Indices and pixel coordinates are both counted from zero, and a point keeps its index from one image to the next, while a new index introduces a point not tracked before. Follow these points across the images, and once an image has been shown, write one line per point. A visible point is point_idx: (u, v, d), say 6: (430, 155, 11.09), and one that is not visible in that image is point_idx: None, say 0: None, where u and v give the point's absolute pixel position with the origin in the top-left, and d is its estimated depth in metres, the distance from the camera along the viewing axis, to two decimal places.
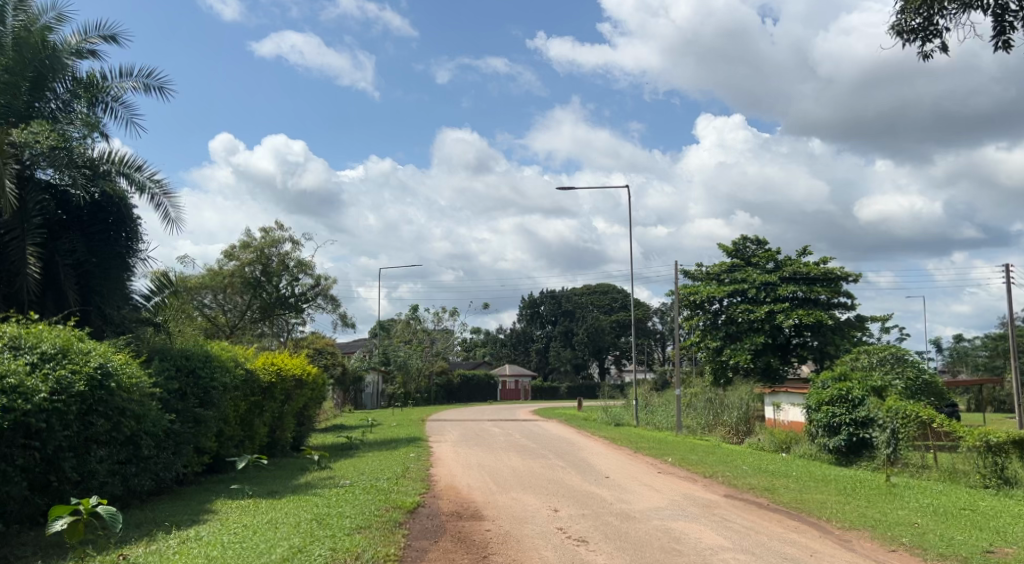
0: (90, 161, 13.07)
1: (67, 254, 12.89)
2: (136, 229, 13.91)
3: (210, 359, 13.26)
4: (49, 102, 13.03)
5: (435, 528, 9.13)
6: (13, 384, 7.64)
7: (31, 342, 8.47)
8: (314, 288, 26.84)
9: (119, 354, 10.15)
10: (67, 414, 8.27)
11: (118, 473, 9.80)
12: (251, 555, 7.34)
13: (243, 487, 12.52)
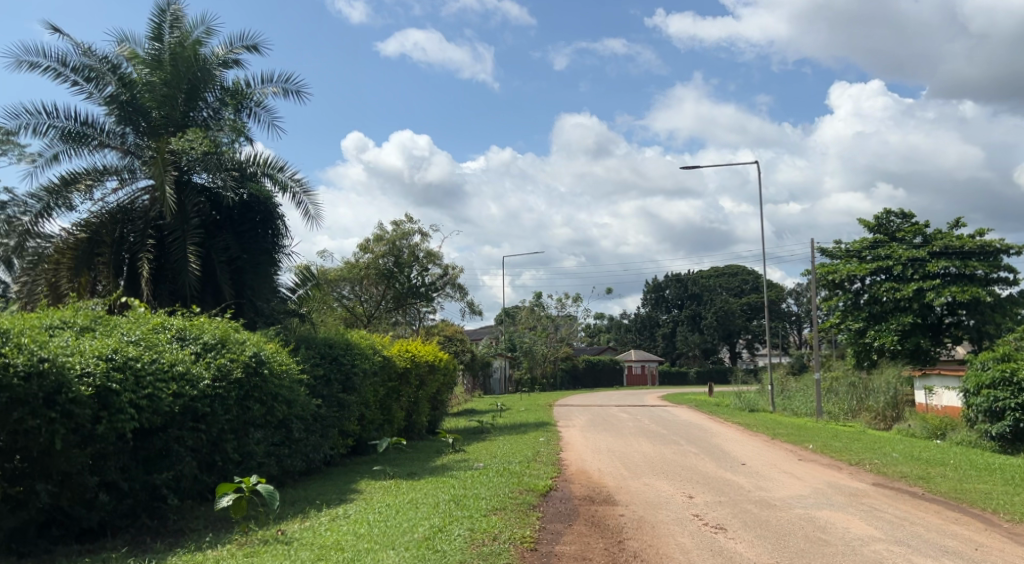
0: (238, 164, 14.06)
1: (222, 252, 13.89)
2: (281, 226, 14.83)
3: (351, 347, 13.97)
4: (202, 111, 14.07)
5: (568, 511, 9.23)
6: (182, 371, 8.33)
7: (194, 333, 9.20)
8: (442, 277, 27.61)
9: (271, 344, 10.87)
10: (227, 399, 8.96)
11: (273, 454, 10.53)
12: (395, 533, 7.68)
13: (385, 468, 13.11)
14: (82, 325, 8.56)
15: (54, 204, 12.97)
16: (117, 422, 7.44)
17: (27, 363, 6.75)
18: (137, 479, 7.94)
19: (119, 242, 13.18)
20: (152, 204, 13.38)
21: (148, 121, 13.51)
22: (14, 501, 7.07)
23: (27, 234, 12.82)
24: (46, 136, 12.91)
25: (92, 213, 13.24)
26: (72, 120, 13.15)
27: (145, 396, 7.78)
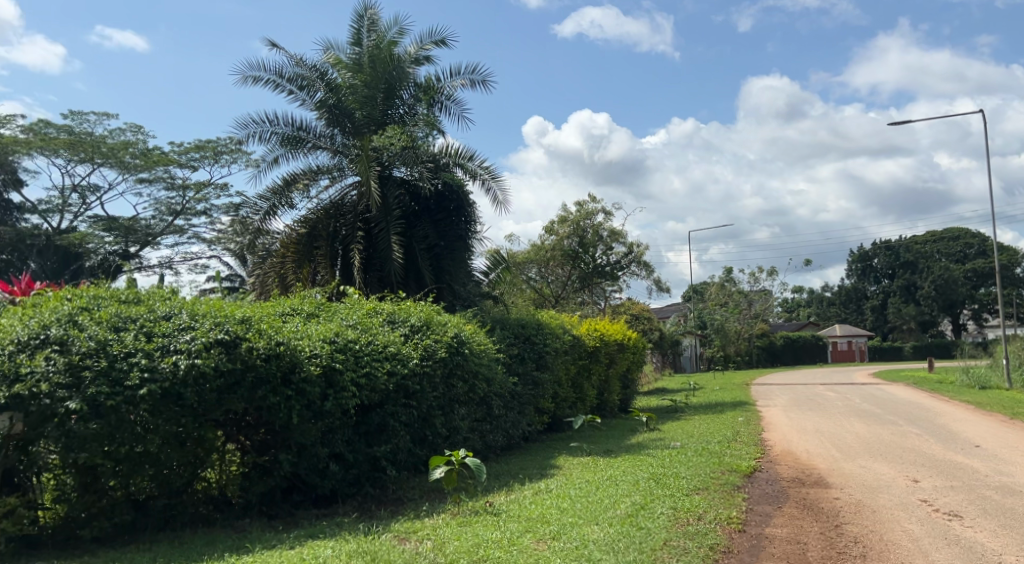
0: (432, 156, 14.77)
1: (421, 240, 14.68)
2: (473, 212, 15.41)
3: (542, 327, 14.27)
4: (398, 108, 14.87)
5: (776, 493, 8.87)
6: (393, 352, 8.93)
7: (402, 316, 9.83)
8: (628, 256, 27.35)
9: (469, 325, 11.39)
10: (434, 376, 9.49)
11: (476, 429, 11.04)
12: (598, 509, 7.77)
13: (582, 445, 13.30)
14: (308, 312, 9.44)
15: (278, 203, 14.35)
16: (342, 399, 8.12)
17: (267, 346, 7.53)
18: (360, 451, 8.63)
19: (333, 235, 14.31)
20: (359, 199, 14.42)
21: (352, 122, 14.55)
22: (261, 468, 7.95)
23: (258, 232, 14.32)
24: (269, 142, 14.30)
25: (309, 209, 14.50)
26: (290, 126, 14.43)
27: (364, 374, 8.41)
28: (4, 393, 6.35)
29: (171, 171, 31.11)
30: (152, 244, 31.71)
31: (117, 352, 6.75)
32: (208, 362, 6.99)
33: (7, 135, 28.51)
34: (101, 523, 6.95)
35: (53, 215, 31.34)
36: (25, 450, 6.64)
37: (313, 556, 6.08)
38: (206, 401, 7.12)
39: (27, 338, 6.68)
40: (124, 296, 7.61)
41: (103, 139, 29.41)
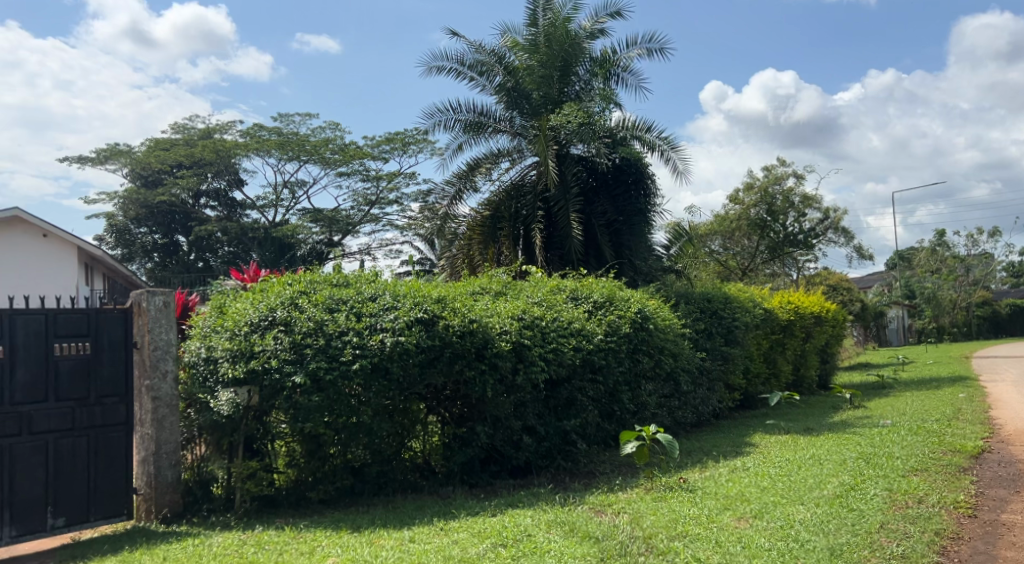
0: (610, 130, 14.64)
1: (601, 216, 14.69)
2: (653, 185, 15.11)
3: (730, 301, 13.77)
4: (574, 85, 14.88)
5: (1011, 477, 7.99)
6: (577, 328, 8.99)
7: (585, 293, 9.85)
8: (823, 222, 25.67)
9: (653, 300, 11.24)
10: (620, 351, 9.46)
11: (664, 406, 10.90)
12: (803, 488, 7.41)
13: (779, 422, 12.71)
14: (495, 290, 9.72)
15: (464, 188, 14.88)
16: (532, 373, 8.32)
17: (461, 324, 7.88)
18: (552, 424, 8.79)
19: (515, 216, 14.60)
20: (538, 178, 14.61)
21: (530, 103, 14.76)
22: (461, 439, 8.33)
23: (447, 217, 14.91)
24: (453, 129, 14.82)
25: (493, 192, 14.89)
26: (472, 112, 14.86)
27: (551, 350, 8.57)
28: (243, 368, 7.15)
29: (366, 163, 33.23)
30: (353, 232, 34.14)
31: (333, 331, 7.35)
32: (410, 339, 7.43)
33: (228, 139, 31.81)
34: (326, 486, 7.63)
35: (269, 210, 34.60)
36: (261, 419, 7.45)
37: (514, 524, 6.29)
38: (409, 375, 7.59)
39: (258, 320, 7.43)
40: (336, 279, 8.21)
41: (307, 138, 31.98)
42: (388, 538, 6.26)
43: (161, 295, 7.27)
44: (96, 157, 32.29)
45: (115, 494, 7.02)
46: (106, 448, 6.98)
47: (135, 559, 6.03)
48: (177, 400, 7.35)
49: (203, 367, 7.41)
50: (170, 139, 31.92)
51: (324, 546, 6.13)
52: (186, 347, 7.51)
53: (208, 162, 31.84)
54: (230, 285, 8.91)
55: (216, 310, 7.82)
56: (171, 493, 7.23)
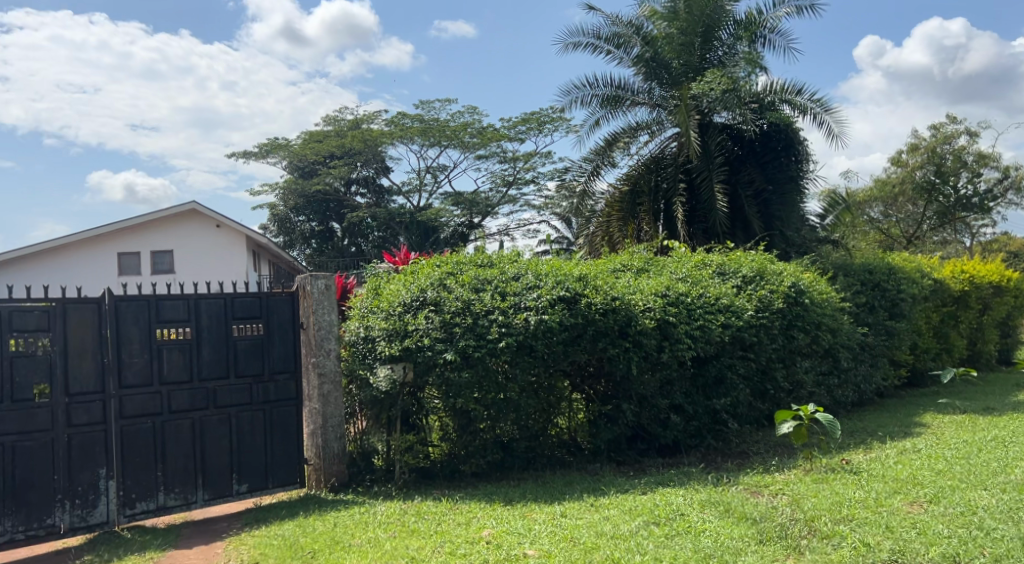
0: (756, 96, 13.94)
1: (747, 186, 14.10)
2: (805, 150, 14.26)
3: (895, 271, 12.82)
4: (717, 50, 14.30)
5: None
6: (726, 304, 8.65)
7: (733, 267, 9.49)
8: (1001, 182, 23.36)
9: (808, 273, 10.67)
10: (772, 328, 9.05)
11: (822, 384, 10.35)
12: (985, 473, 6.81)
13: (953, 401, 11.74)
14: (638, 267, 9.58)
15: (602, 163, 14.67)
16: (678, 351, 8.15)
17: (604, 301, 7.83)
18: (700, 403, 8.59)
19: (655, 190, 14.29)
20: (679, 150, 14.18)
21: (669, 72, 14.37)
22: (607, 416, 8.31)
23: (584, 195, 14.79)
24: (591, 105, 14.63)
25: (631, 166, 14.60)
26: (610, 86, 14.59)
27: (698, 327, 8.34)
28: (397, 346, 7.47)
29: (504, 145, 33.62)
30: (493, 214, 34.79)
31: (479, 311, 7.53)
32: (554, 317, 7.48)
33: (375, 128, 33.20)
34: (478, 460, 7.85)
35: (413, 195, 35.81)
36: (416, 395, 7.79)
37: (666, 503, 6.21)
38: (554, 352, 7.66)
39: (410, 300, 7.72)
40: (481, 260, 8.38)
41: (447, 123, 32.77)
42: (540, 512, 6.36)
43: (322, 278, 7.70)
44: (258, 152, 34.61)
45: (288, 464, 7.59)
46: (280, 421, 7.56)
47: (309, 524, 6.48)
48: (340, 376, 7.79)
49: (362, 345, 7.81)
50: (322, 131, 33.69)
51: (480, 518, 6.33)
52: (346, 327, 7.94)
53: (357, 151, 33.36)
54: (383, 268, 9.29)
55: (372, 291, 8.21)
56: (338, 464, 7.71)
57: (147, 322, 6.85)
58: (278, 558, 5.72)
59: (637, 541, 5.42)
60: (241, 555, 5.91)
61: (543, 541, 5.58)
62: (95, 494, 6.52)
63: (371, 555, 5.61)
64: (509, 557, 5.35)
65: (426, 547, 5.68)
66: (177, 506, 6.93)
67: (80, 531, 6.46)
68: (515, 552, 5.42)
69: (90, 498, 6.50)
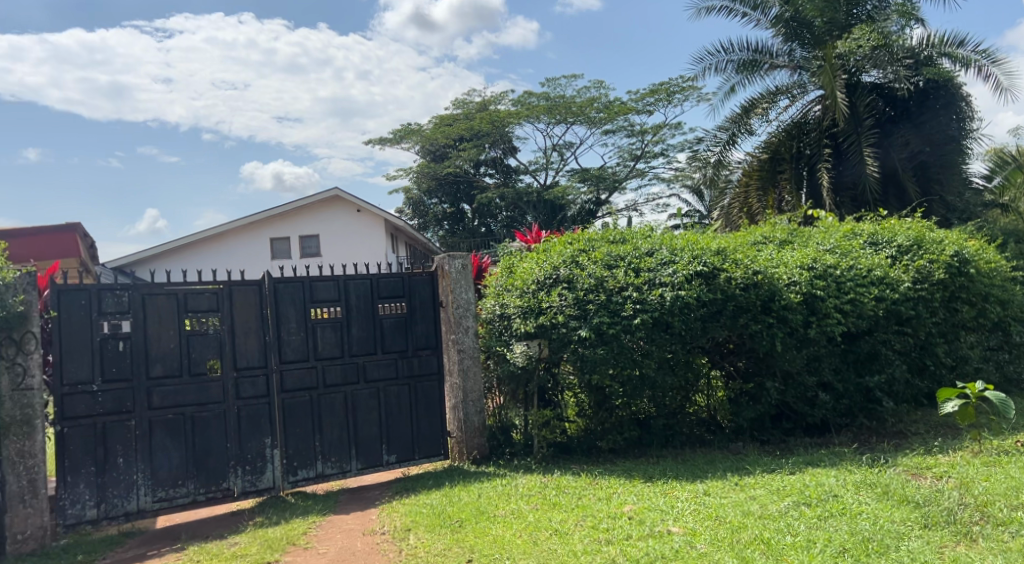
0: (911, 50, 12.88)
1: (901, 148, 13.16)
2: (968, 107, 13.08)
3: None
4: (865, 4, 13.50)
5: None
6: (879, 276, 8.12)
7: (887, 236, 8.88)
8: None
9: (972, 240, 9.83)
10: (931, 301, 8.44)
11: (990, 359, 9.54)
12: None
13: None
14: (781, 239, 9.16)
15: (738, 131, 13.96)
16: (826, 327, 7.78)
17: (744, 276, 7.58)
18: (851, 381, 8.14)
19: (797, 156, 13.63)
20: (825, 114, 13.28)
21: (812, 32, 13.52)
22: (749, 394, 8.07)
23: (719, 165, 14.06)
24: (726, 71, 14.01)
25: (770, 133, 13.86)
26: (746, 50, 13.95)
27: (848, 301, 7.90)
28: (532, 323, 7.57)
29: (631, 118, 33.03)
30: (620, 189, 34.43)
31: (613, 287, 7.47)
32: (691, 293, 7.31)
33: (502, 109, 33.57)
34: (615, 436, 7.82)
35: (541, 173, 35.88)
36: (552, 371, 7.86)
37: (817, 484, 5.95)
38: (693, 329, 7.50)
39: (544, 278, 7.77)
40: (613, 236, 8.28)
41: (573, 99, 32.62)
42: (683, 489, 6.27)
43: (460, 258, 7.92)
44: (392, 138, 35.76)
45: (432, 437, 7.89)
46: (423, 396, 7.87)
47: (455, 495, 6.71)
48: (479, 352, 8.00)
49: (499, 322, 7.96)
50: (452, 114, 34.38)
51: (620, 494, 6.32)
52: (482, 305, 8.12)
53: (486, 133, 33.83)
54: (515, 247, 9.32)
55: (506, 270, 8.32)
56: (478, 437, 7.92)
57: (302, 302, 7.29)
58: (428, 526, 5.97)
59: (787, 522, 5.25)
60: (394, 522, 6.21)
61: (687, 519, 5.51)
62: (262, 462, 7.03)
63: (516, 526, 5.75)
64: (652, 533, 5.32)
65: (569, 521, 5.76)
66: (334, 474, 7.37)
67: (251, 495, 6.98)
68: (659, 529, 5.38)
69: (259, 465, 7.01)
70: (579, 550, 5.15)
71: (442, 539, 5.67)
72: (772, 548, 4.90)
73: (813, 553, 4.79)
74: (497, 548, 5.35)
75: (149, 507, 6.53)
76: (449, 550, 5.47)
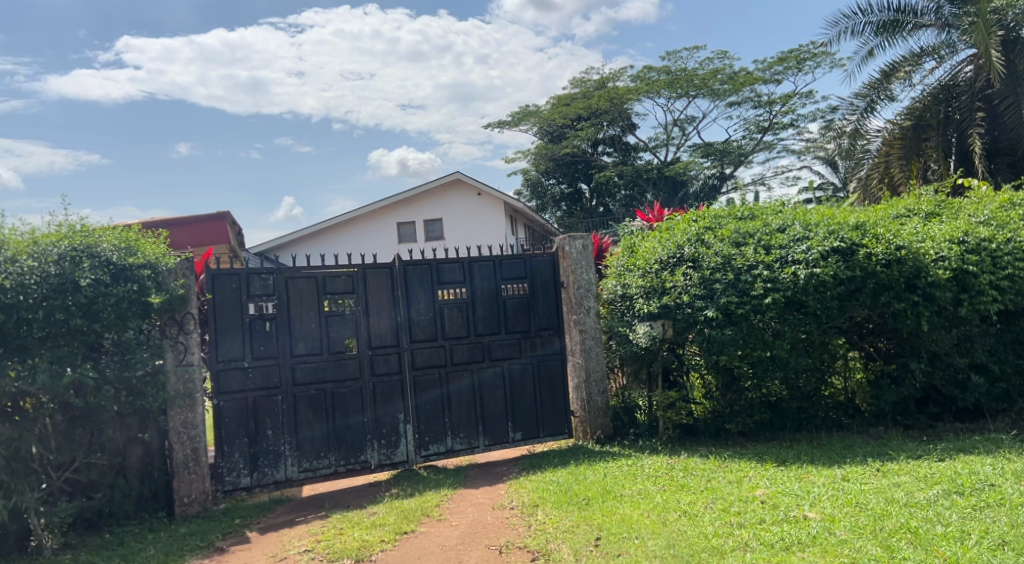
0: None
1: None
2: None
3: None
4: None
5: None
6: None
7: None
8: None
9: None
10: None
11: None
12: None
13: None
14: (927, 211, 8.55)
15: (878, 98, 13.11)
16: (979, 305, 7.24)
17: (886, 252, 7.14)
18: (1009, 362, 7.53)
19: (945, 122, 12.63)
20: (978, 74, 12.19)
21: None
22: (891, 377, 7.66)
23: (856, 134, 13.37)
24: (863, 34, 13.23)
25: (914, 98, 12.87)
26: (887, 10, 13.03)
27: (1006, 277, 7.30)
28: (656, 304, 7.47)
29: (757, 88, 31.72)
30: (746, 162, 33.22)
31: (742, 266, 7.24)
32: (828, 270, 6.96)
33: (621, 86, 33.09)
34: (744, 419, 7.59)
35: (661, 149, 35.12)
36: (677, 351, 7.75)
37: (971, 472, 5.57)
38: (829, 308, 7.17)
39: (667, 257, 7.63)
40: (741, 213, 8.00)
41: (695, 72, 31.71)
42: (818, 474, 6.04)
43: (580, 238, 7.93)
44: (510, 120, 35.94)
45: (557, 416, 7.98)
46: (547, 375, 7.96)
47: (581, 473, 6.76)
48: (601, 332, 7.99)
49: (621, 303, 7.92)
50: (570, 94, 34.20)
51: (752, 477, 6.16)
52: (603, 285, 8.09)
53: (604, 111, 33.54)
54: (636, 227, 9.15)
55: (627, 249, 8.22)
56: (602, 417, 7.92)
57: (430, 284, 7.53)
58: (556, 503, 6.05)
59: (937, 511, 4.95)
60: (522, 497, 6.34)
61: (825, 505, 5.30)
62: (396, 436, 7.33)
63: (643, 507, 5.73)
64: (787, 518, 5.16)
65: (698, 503, 5.67)
66: (463, 449, 7.60)
67: (387, 467, 7.31)
68: (794, 514, 5.21)
69: (393, 439, 7.32)
70: (710, 533, 5.08)
71: (570, 516, 5.74)
72: (920, 538, 4.64)
73: (968, 545, 4.50)
74: (625, 528, 5.35)
75: (296, 476, 6.96)
76: (577, 527, 5.52)
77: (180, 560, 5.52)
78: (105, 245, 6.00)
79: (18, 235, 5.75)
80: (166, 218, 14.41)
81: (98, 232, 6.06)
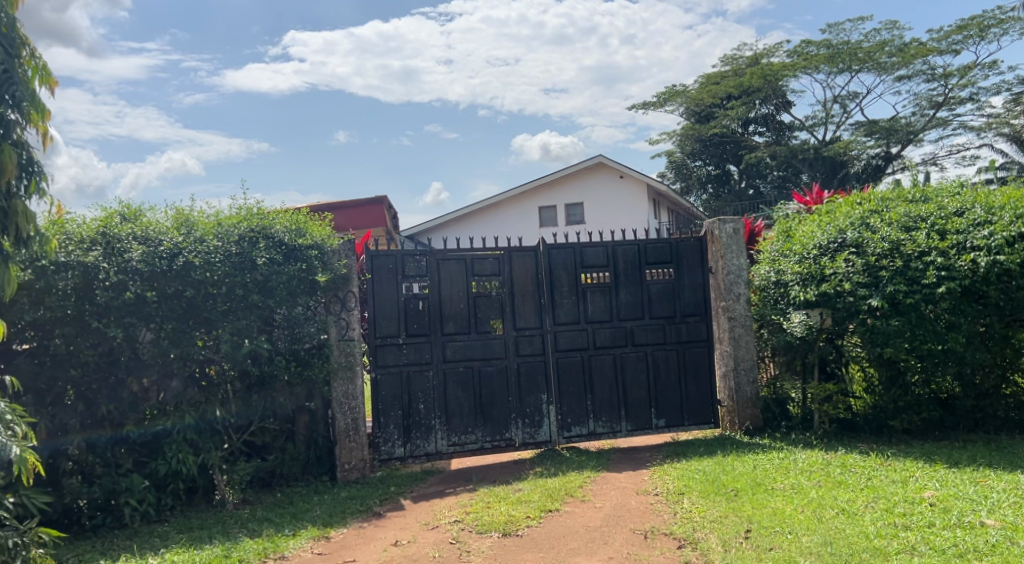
0: None
1: None
2: None
3: None
4: None
5: None
6: None
7: None
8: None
9: None
10: None
11: None
12: None
13: None
14: None
15: None
16: None
17: None
18: None
19: None
20: None
21: None
22: None
23: None
24: None
25: None
26: None
27: None
28: (814, 291, 7.11)
29: (930, 60, 29.24)
30: (916, 141, 30.77)
31: (911, 252, 6.71)
32: (1013, 259, 6.39)
33: (776, 62, 31.63)
34: (910, 417, 7.06)
35: (819, 128, 33.19)
36: (835, 342, 7.38)
37: None
38: (1014, 299, 6.62)
39: (827, 242, 7.23)
40: (912, 195, 7.40)
41: (859, 45, 29.74)
42: (997, 479, 5.56)
43: (731, 222, 7.68)
44: (657, 101, 35.17)
45: (704, 404, 7.81)
46: (692, 362, 7.80)
47: (729, 464, 6.58)
48: (752, 320, 7.72)
49: (774, 290, 7.63)
50: (721, 72, 33.09)
51: (919, 478, 5.76)
52: (755, 272, 7.80)
53: (757, 89, 32.18)
54: (792, 210, 8.72)
55: (782, 234, 7.88)
56: (751, 407, 7.68)
57: (576, 267, 7.57)
58: (703, 492, 5.92)
59: None
60: (667, 485, 6.26)
61: (1005, 512, 4.87)
62: (540, 416, 7.44)
63: (798, 502, 5.49)
64: (960, 523, 4.79)
65: (857, 501, 5.38)
66: (606, 433, 7.60)
67: (531, 446, 7.44)
68: (969, 520, 4.83)
69: (537, 419, 7.43)
70: (872, 533, 4.81)
71: (717, 507, 5.60)
72: None
73: None
74: (777, 522, 5.16)
75: (445, 449, 7.23)
76: (725, 518, 5.38)
77: (342, 522, 5.90)
78: (278, 226, 6.43)
79: (205, 217, 6.30)
80: (330, 202, 15.29)
81: (273, 215, 6.51)
